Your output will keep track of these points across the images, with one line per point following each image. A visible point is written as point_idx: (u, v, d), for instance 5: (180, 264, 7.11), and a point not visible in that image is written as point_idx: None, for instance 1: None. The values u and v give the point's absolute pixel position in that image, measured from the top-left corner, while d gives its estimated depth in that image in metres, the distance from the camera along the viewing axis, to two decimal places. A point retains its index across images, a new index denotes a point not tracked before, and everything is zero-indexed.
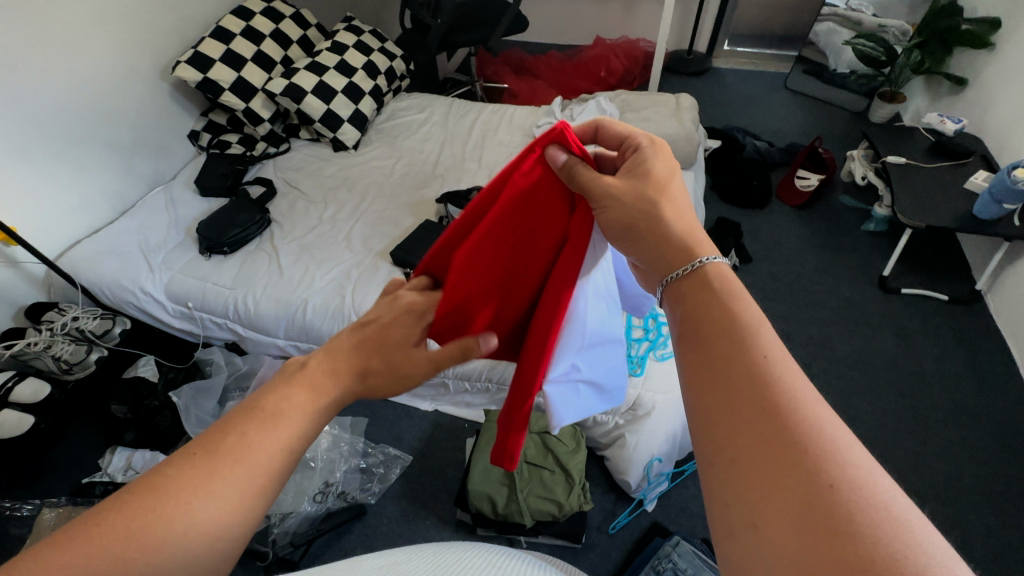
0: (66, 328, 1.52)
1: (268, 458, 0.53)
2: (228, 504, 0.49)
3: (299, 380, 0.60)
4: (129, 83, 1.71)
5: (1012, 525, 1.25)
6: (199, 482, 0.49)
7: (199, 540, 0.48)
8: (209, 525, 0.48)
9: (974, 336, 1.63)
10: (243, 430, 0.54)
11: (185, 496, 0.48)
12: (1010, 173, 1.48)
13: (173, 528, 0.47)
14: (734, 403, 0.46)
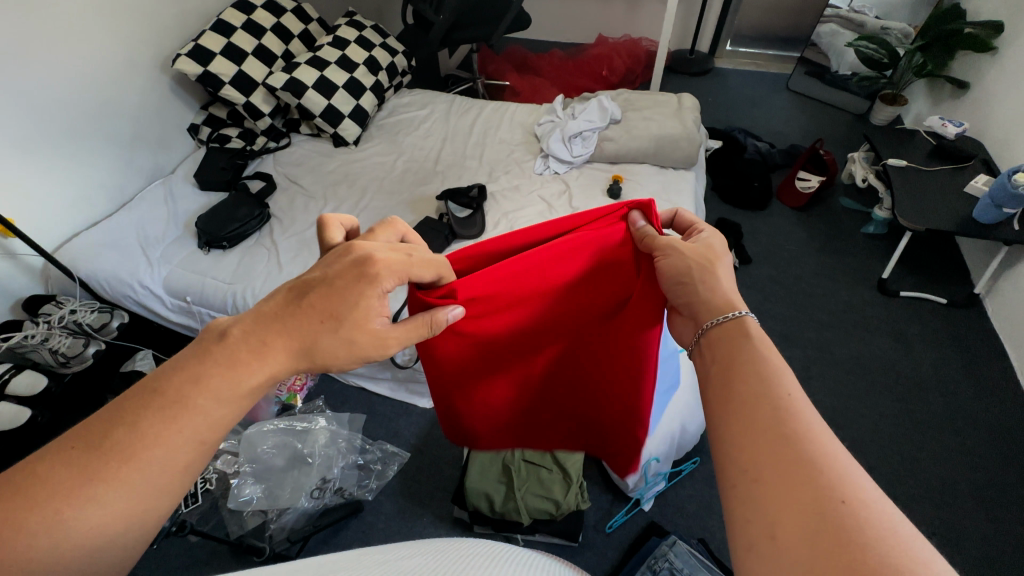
0: (64, 321, 1.49)
1: (168, 456, 0.54)
2: (127, 497, 0.52)
3: (216, 361, 0.60)
4: (130, 75, 1.71)
5: (1006, 529, 1.26)
6: (90, 482, 0.50)
7: (100, 529, 0.51)
8: (109, 514, 0.51)
9: (972, 341, 1.63)
10: (144, 425, 0.54)
11: (72, 497, 0.49)
12: (1010, 177, 1.48)
13: (69, 519, 0.49)
14: (755, 432, 0.48)
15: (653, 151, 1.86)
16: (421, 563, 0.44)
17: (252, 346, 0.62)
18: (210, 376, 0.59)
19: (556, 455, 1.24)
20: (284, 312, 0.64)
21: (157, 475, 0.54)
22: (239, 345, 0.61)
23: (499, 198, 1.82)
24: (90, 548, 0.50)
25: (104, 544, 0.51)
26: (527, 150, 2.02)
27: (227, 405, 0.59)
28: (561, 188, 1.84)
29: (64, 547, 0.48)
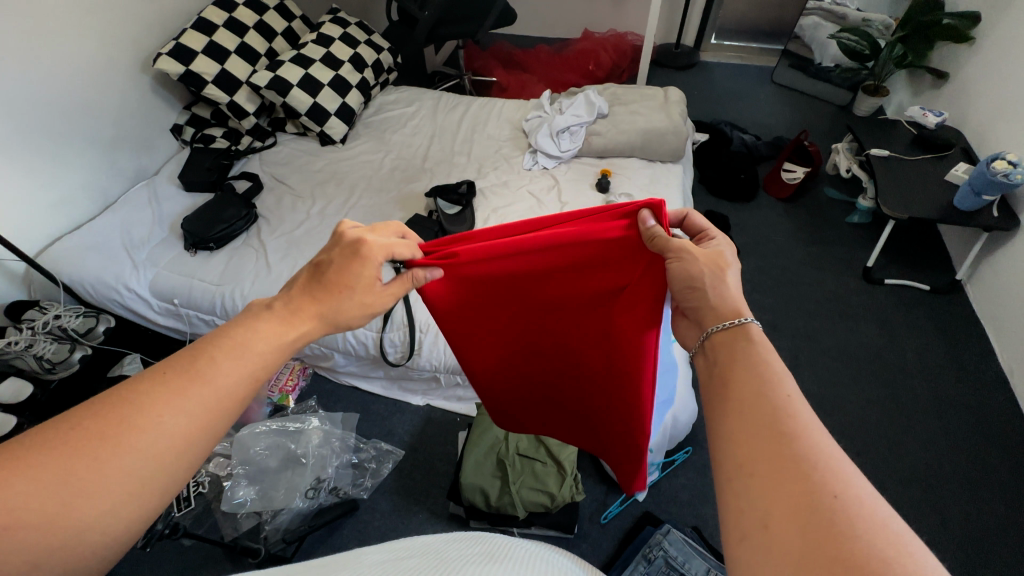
0: (48, 327, 1.47)
1: (233, 379, 0.59)
2: (189, 424, 0.55)
3: (264, 315, 0.66)
4: (110, 75, 1.68)
5: (988, 508, 1.29)
6: (168, 399, 0.55)
7: (161, 455, 0.53)
8: (174, 437, 0.54)
9: (954, 326, 1.67)
10: (214, 355, 0.59)
11: (154, 411, 0.54)
12: (989, 165, 1.52)
13: (143, 437, 0.52)
14: (752, 425, 0.49)
15: (640, 145, 1.87)
16: (416, 564, 0.44)
17: (291, 309, 0.67)
18: (264, 321, 0.65)
19: (550, 449, 1.25)
20: (310, 286, 0.69)
21: (225, 397, 0.58)
22: (282, 303, 0.68)
23: (489, 194, 1.82)
24: (169, 459, 0.54)
25: (181, 454, 0.55)
26: (515, 146, 2.02)
27: (277, 343, 0.65)
28: (550, 183, 1.84)
29: (147, 453, 0.52)
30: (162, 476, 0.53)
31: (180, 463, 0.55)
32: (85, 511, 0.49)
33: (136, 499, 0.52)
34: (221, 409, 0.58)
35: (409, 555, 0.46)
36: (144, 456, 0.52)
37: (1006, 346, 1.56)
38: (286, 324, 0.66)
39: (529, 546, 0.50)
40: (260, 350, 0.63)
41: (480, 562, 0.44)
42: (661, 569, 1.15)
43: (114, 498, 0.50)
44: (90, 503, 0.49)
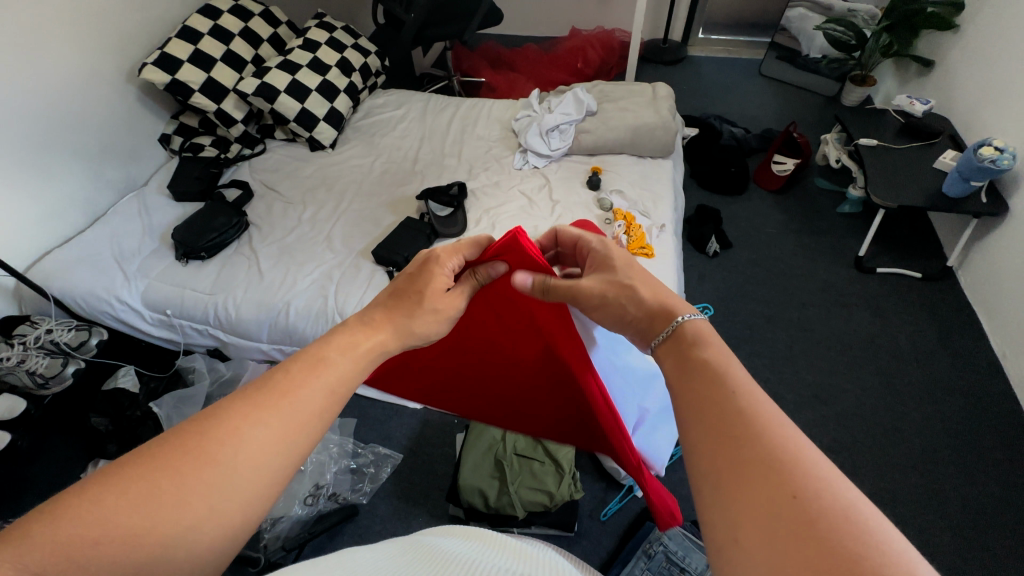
0: (40, 341, 1.46)
1: (310, 399, 0.56)
2: (270, 434, 0.53)
3: (338, 336, 0.65)
4: (95, 86, 1.67)
5: (984, 492, 1.30)
6: (250, 416, 0.53)
7: (247, 470, 0.51)
8: (256, 453, 0.51)
9: (947, 312, 1.68)
10: (288, 368, 0.58)
11: (234, 428, 0.52)
12: (976, 151, 1.53)
13: (222, 454, 0.50)
14: (708, 430, 0.46)
15: (629, 141, 1.88)
16: (411, 563, 0.42)
17: (367, 321, 0.68)
18: (338, 344, 0.63)
19: (547, 448, 1.25)
20: (393, 300, 0.71)
21: (297, 426, 0.55)
22: (356, 323, 0.68)
23: (480, 194, 1.82)
24: (246, 484, 0.50)
25: (257, 481, 0.51)
26: (505, 146, 2.02)
27: (351, 364, 0.62)
28: (541, 182, 1.84)
29: (224, 479, 0.49)
30: (238, 505, 0.50)
31: (254, 493, 0.51)
32: (176, 525, 0.46)
33: (212, 526, 0.48)
34: (296, 435, 0.54)
35: (400, 555, 0.45)
36: (220, 479, 0.49)
37: (998, 331, 1.57)
38: (358, 345, 0.64)
39: (525, 543, 0.50)
40: (331, 375, 0.59)
41: (472, 557, 0.43)
42: (661, 563, 1.16)
43: (186, 526, 0.47)
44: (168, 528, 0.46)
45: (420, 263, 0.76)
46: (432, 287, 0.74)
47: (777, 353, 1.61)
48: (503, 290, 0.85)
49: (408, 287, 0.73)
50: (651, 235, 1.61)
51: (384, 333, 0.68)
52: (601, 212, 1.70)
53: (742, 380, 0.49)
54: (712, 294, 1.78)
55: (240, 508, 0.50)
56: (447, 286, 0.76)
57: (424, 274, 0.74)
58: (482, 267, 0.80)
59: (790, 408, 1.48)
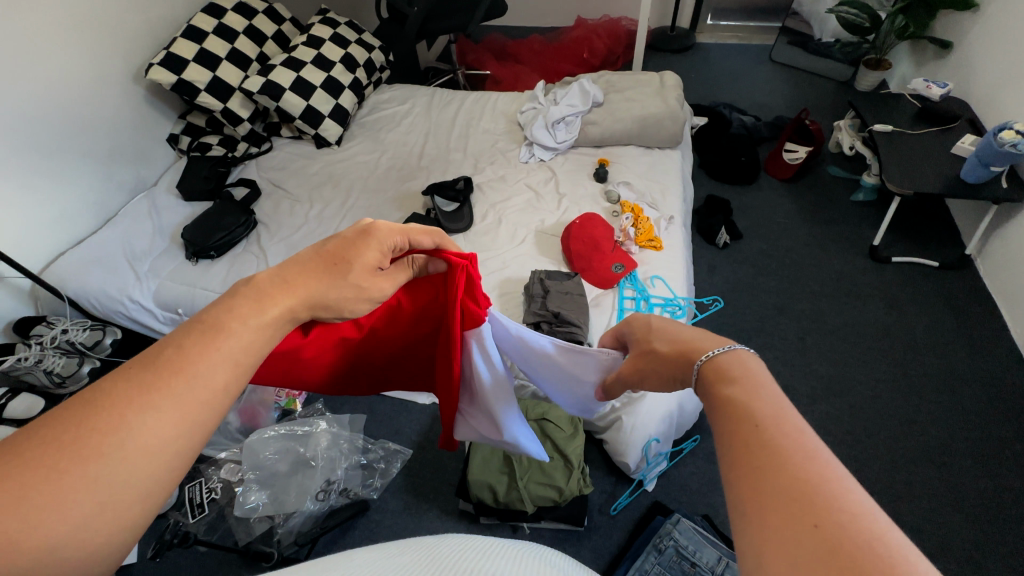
0: (56, 341, 1.48)
1: (214, 377, 0.46)
2: (172, 419, 0.43)
3: (244, 299, 0.53)
4: (103, 88, 1.68)
5: (1002, 484, 1.28)
6: (135, 403, 0.42)
7: (143, 459, 0.41)
8: (154, 437, 0.42)
9: (965, 301, 1.64)
10: (182, 341, 0.47)
11: (118, 417, 0.41)
12: (996, 135, 1.48)
13: (110, 445, 0.40)
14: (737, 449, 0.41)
15: (637, 132, 1.85)
16: (414, 562, 0.41)
17: (277, 282, 0.57)
18: (240, 305, 0.52)
19: (555, 443, 1.25)
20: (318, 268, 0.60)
21: (200, 404, 0.45)
22: (266, 281, 0.56)
23: (486, 189, 1.81)
24: (140, 477, 0.41)
25: (157, 470, 0.42)
26: (511, 139, 2.00)
27: (262, 333, 0.52)
28: (548, 176, 1.83)
29: (113, 476, 0.40)
30: (131, 504, 0.41)
31: (155, 485, 0.42)
32: (49, 533, 0.37)
33: (105, 529, 0.40)
34: (200, 417, 0.45)
35: (403, 552, 0.43)
36: (109, 479, 0.40)
37: (1019, 320, 1.53)
38: (265, 310, 0.53)
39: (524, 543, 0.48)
40: (236, 342, 0.49)
41: (474, 560, 0.41)
42: (671, 558, 1.15)
43: (73, 534, 0.38)
44: (45, 540, 0.37)
45: (358, 229, 0.65)
46: (362, 260, 0.64)
47: (790, 345, 1.59)
48: (429, 293, 0.80)
49: (335, 252, 0.62)
50: (659, 227, 1.59)
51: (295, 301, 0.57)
52: (608, 205, 1.68)
53: (777, 404, 0.43)
54: (722, 286, 1.75)
55: (140, 504, 0.42)
56: (379, 264, 0.67)
57: (359, 244, 0.63)
58: (423, 259, 0.77)
59: (802, 400, 1.46)
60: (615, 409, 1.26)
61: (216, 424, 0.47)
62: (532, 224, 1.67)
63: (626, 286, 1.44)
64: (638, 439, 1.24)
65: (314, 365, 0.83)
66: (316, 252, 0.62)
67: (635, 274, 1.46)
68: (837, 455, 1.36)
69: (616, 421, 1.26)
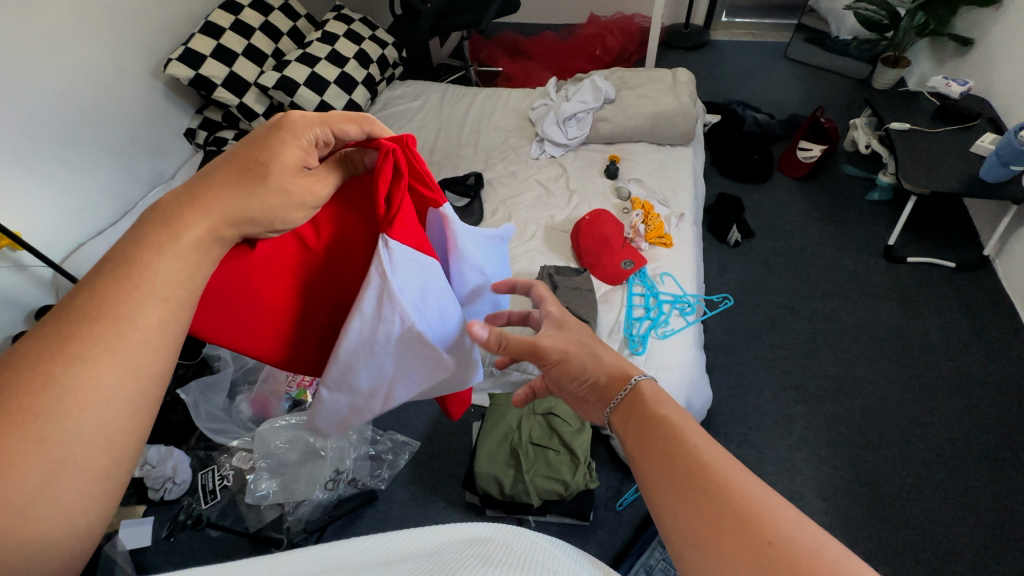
0: None
1: (140, 315, 0.47)
2: (111, 362, 0.45)
3: (149, 232, 0.51)
4: (123, 82, 1.72)
5: (1016, 489, 1.26)
6: (62, 354, 0.43)
7: (93, 400, 0.43)
8: (95, 382, 0.43)
9: (982, 303, 1.61)
10: (94, 286, 0.47)
11: (49, 371, 0.42)
12: (1016, 134, 1.45)
13: (47, 395, 0.42)
14: (673, 484, 0.48)
15: (648, 129, 1.84)
16: (414, 566, 0.38)
17: (180, 204, 0.54)
18: (150, 239, 0.51)
19: (563, 437, 1.25)
20: (223, 175, 0.57)
21: (134, 343, 0.46)
22: (169, 205, 0.54)
23: (496, 185, 1.82)
24: (92, 419, 0.43)
25: (110, 410, 0.44)
26: (522, 135, 2.01)
27: (184, 263, 0.51)
28: (558, 172, 1.83)
29: (63, 425, 0.42)
30: (97, 445, 0.43)
31: (114, 425, 0.44)
32: (14, 485, 0.39)
33: (74, 471, 0.42)
34: (137, 355, 0.46)
35: (403, 555, 0.41)
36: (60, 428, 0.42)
37: None
38: (178, 238, 0.52)
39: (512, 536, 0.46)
40: (151, 273, 0.49)
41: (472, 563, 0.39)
42: None
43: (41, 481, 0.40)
44: (14, 490, 0.39)
45: (268, 127, 0.60)
46: (281, 159, 0.59)
47: (800, 345, 1.57)
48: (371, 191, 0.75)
49: (247, 157, 0.58)
50: (670, 224, 1.58)
51: (212, 215, 0.54)
52: (619, 201, 1.68)
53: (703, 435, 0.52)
54: (732, 284, 1.74)
55: (105, 446, 0.44)
56: (302, 163, 0.62)
57: (272, 141, 0.59)
58: (355, 150, 0.70)
59: (812, 400, 1.45)
60: None
61: (159, 359, 0.48)
62: (542, 220, 1.67)
63: (635, 282, 1.43)
64: None
65: (261, 300, 0.73)
66: (225, 162, 0.59)
67: (644, 270, 1.46)
68: (847, 455, 1.35)
69: None
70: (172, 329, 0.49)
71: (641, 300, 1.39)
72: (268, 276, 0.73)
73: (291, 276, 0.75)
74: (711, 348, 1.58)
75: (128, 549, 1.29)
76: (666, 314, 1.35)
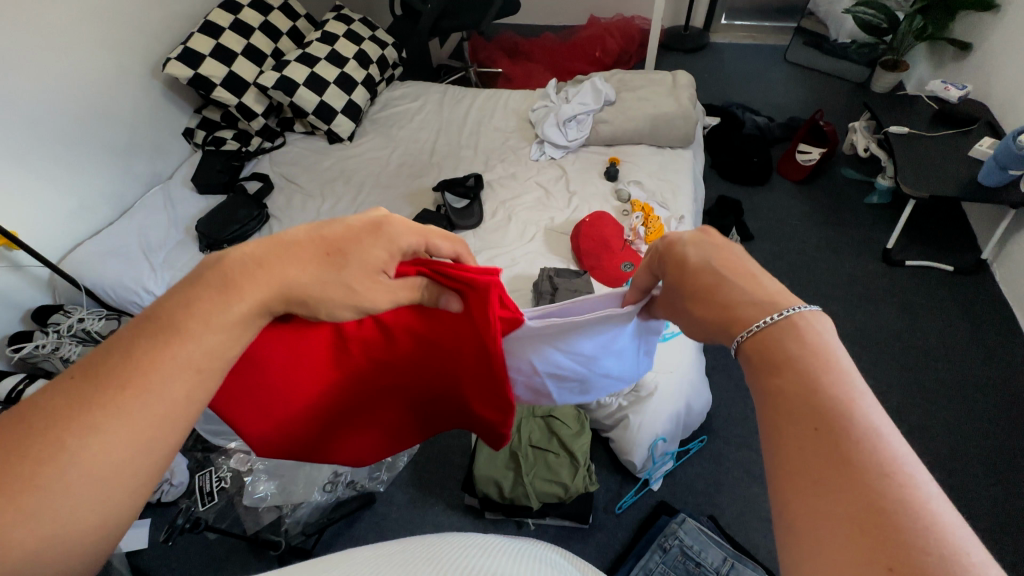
0: (73, 330, 1.51)
1: (169, 389, 0.42)
2: (124, 436, 0.40)
3: (205, 295, 0.48)
4: (121, 82, 1.71)
5: (1013, 493, 1.26)
6: (76, 422, 0.39)
7: (98, 477, 0.38)
8: (104, 458, 0.39)
9: (980, 307, 1.62)
10: (128, 348, 0.43)
11: (55, 441, 0.38)
12: (1015, 138, 1.46)
13: (47, 469, 0.37)
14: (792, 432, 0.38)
15: (648, 131, 1.84)
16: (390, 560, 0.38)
17: (232, 279, 0.50)
18: (201, 302, 0.47)
19: (562, 440, 1.25)
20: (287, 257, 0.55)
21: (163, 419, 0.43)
22: (235, 265, 0.51)
23: (496, 186, 1.82)
24: (92, 497, 0.38)
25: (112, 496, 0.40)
26: (522, 137, 2.01)
27: (226, 335, 0.48)
28: (558, 173, 1.83)
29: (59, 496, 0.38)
30: (94, 527, 0.39)
31: (112, 506, 0.39)
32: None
33: (61, 554, 0.37)
34: (156, 434, 0.41)
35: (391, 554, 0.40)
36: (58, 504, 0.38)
37: None
38: (228, 308, 0.49)
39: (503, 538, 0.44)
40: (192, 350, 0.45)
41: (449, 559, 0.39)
42: (676, 558, 1.14)
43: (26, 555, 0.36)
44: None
45: (369, 221, 0.62)
46: (364, 258, 0.60)
47: None
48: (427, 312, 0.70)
49: (332, 244, 0.58)
50: (670, 226, 1.58)
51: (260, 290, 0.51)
52: (619, 204, 1.68)
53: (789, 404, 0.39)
54: None
55: (99, 526, 0.39)
56: (383, 268, 0.63)
57: (366, 238, 0.60)
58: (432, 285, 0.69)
59: None
60: (622, 407, 1.27)
61: (178, 437, 0.43)
62: (541, 222, 1.67)
63: None
64: (644, 438, 1.24)
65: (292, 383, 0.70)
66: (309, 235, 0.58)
67: None
68: None
69: (623, 419, 1.27)
70: (198, 404, 0.45)
71: None
72: (298, 366, 0.70)
73: (320, 366, 0.72)
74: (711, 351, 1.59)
75: (126, 551, 1.31)
76: None
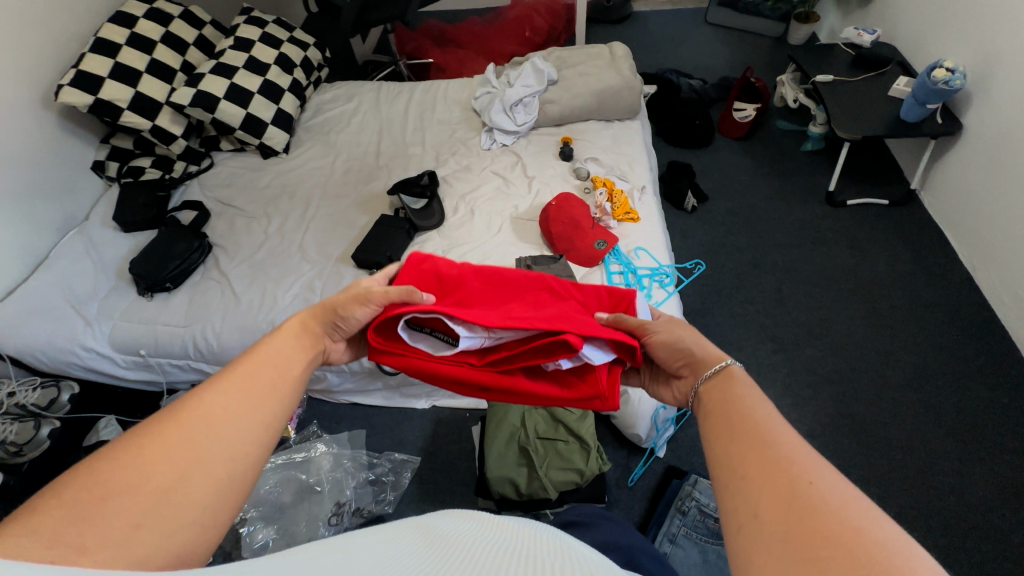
0: (5, 408, 1.35)
1: (278, 386, 0.67)
2: (254, 415, 0.62)
3: (291, 339, 0.74)
4: (9, 119, 1.50)
5: (971, 397, 1.39)
6: (225, 397, 0.61)
7: (242, 442, 0.59)
8: (244, 431, 0.60)
9: (916, 233, 1.76)
10: (256, 368, 0.67)
11: (208, 410, 0.59)
12: (929, 75, 1.58)
13: (221, 428, 0.59)
14: (741, 451, 0.55)
15: (595, 107, 1.84)
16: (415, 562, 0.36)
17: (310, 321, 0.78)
18: (249, 367, 0.67)
19: (569, 426, 1.22)
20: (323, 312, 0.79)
21: (237, 430, 0.60)
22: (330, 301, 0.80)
23: (452, 181, 1.78)
24: (232, 450, 0.58)
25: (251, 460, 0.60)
26: (469, 127, 1.95)
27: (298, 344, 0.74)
28: (513, 160, 1.81)
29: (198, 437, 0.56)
30: (232, 459, 0.58)
31: (245, 448, 0.59)
32: (190, 487, 0.53)
33: (225, 472, 0.56)
34: (272, 415, 0.64)
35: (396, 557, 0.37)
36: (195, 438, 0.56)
37: (965, 244, 1.66)
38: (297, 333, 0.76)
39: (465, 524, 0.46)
40: (275, 355, 0.71)
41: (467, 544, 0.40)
42: (696, 518, 1.19)
43: (173, 486, 0.52)
44: (192, 491, 0.53)
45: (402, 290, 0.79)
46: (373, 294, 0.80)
47: (768, 297, 1.65)
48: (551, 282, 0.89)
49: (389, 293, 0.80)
50: (634, 198, 1.60)
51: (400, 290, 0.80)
52: (579, 180, 1.68)
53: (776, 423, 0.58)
54: (697, 249, 1.80)
55: (234, 460, 0.58)
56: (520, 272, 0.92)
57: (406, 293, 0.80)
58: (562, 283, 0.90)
59: (787, 347, 1.53)
60: None
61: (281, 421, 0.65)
62: (506, 212, 1.65)
63: (612, 261, 1.44)
64: (647, 410, 1.27)
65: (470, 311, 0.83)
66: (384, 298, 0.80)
67: (618, 248, 1.47)
68: (827, 393, 1.43)
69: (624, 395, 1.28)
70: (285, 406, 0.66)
71: (620, 279, 1.40)
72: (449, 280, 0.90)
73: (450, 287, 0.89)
74: (689, 314, 1.63)
75: None
76: (648, 287, 1.37)
